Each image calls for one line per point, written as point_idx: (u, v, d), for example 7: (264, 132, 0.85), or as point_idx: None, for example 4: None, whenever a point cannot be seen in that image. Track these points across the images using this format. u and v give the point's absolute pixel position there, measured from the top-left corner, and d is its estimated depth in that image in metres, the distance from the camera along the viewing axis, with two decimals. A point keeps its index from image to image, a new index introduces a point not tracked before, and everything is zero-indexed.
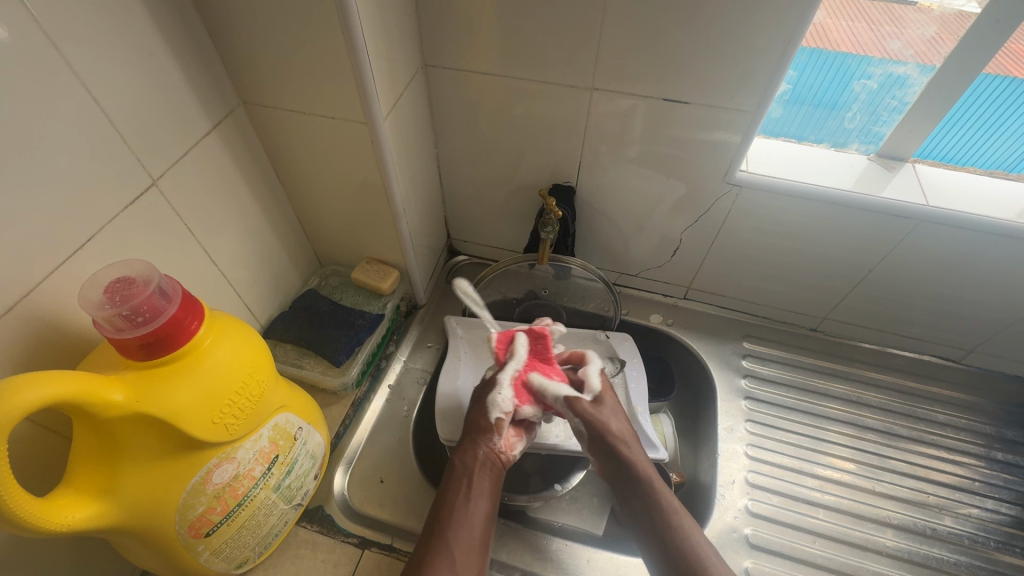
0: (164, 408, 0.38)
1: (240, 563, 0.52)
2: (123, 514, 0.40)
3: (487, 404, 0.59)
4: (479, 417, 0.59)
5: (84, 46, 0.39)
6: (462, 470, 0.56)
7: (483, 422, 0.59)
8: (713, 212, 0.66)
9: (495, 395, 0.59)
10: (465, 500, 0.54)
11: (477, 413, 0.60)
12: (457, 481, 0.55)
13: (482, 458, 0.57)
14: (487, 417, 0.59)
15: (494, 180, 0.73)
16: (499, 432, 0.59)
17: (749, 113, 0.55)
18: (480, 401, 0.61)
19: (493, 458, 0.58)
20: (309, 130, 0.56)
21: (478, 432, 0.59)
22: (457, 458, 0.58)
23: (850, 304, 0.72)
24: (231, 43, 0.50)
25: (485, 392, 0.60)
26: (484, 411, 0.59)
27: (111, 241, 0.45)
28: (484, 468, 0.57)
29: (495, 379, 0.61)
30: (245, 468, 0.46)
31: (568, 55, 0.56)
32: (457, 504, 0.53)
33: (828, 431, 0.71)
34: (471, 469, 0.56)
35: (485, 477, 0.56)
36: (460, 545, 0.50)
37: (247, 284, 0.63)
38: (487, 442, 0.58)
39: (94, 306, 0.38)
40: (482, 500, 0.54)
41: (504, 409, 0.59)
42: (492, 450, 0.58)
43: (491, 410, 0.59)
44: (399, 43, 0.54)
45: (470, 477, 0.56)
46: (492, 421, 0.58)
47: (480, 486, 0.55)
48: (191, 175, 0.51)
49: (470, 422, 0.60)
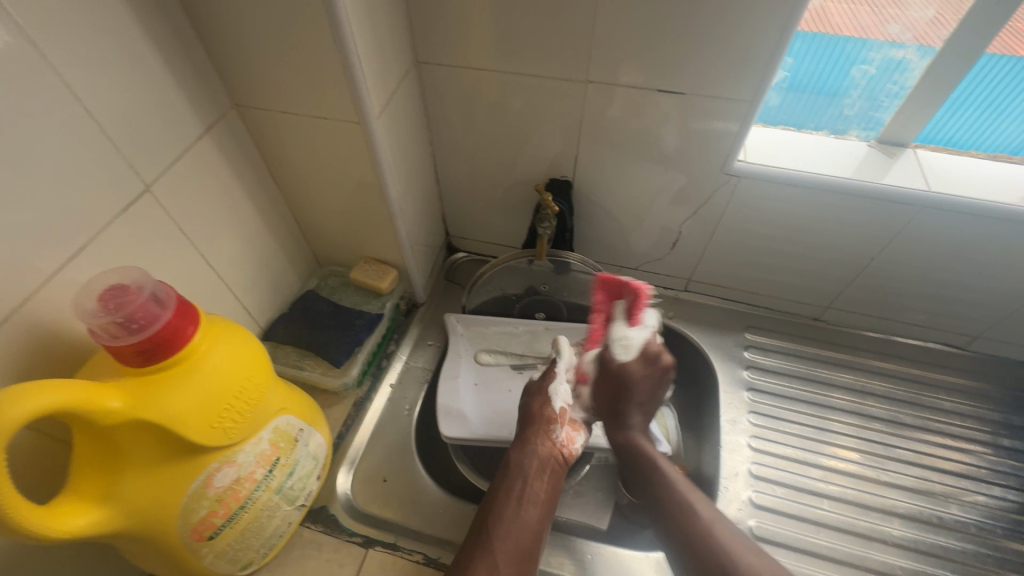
0: (161, 413, 0.38)
1: (245, 565, 0.52)
2: (126, 520, 0.40)
3: (549, 394, 0.62)
4: (540, 411, 0.60)
5: (71, 52, 0.39)
6: (518, 471, 0.57)
7: (548, 413, 0.60)
8: (711, 202, 0.66)
9: (556, 386, 0.62)
10: (517, 506, 0.54)
11: (539, 406, 0.61)
12: (511, 484, 0.56)
13: (542, 459, 0.58)
14: (552, 407, 0.61)
15: (490, 176, 0.72)
16: (561, 424, 0.61)
17: (746, 101, 0.54)
18: (540, 391, 0.62)
19: (554, 454, 0.59)
20: (302, 131, 0.56)
21: (537, 428, 0.60)
22: (516, 458, 0.58)
23: (853, 293, 0.72)
24: (220, 45, 0.50)
25: (544, 384, 0.63)
26: (546, 403, 0.61)
27: (107, 247, 0.45)
28: (541, 470, 0.57)
29: (554, 370, 0.64)
30: (246, 470, 0.46)
31: (560, 46, 0.55)
32: (508, 509, 0.54)
33: (833, 421, 0.71)
34: (528, 472, 0.57)
35: (542, 479, 0.57)
36: (506, 552, 0.51)
37: (244, 286, 0.63)
38: (548, 436, 0.60)
39: (88, 314, 0.38)
40: (535, 508, 0.55)
41: (565, 398, 0.62)
42: (553, 445, 0.59)
43: (554, 400, 0.61)
44: (390, 41, 0.54)
45: (525, 479, 0.56)
46: (556, 411, 0.61)
47: (533, 490, 0.56)
48: (184, 179, 0.51)
49: (530, 416, 0.60)
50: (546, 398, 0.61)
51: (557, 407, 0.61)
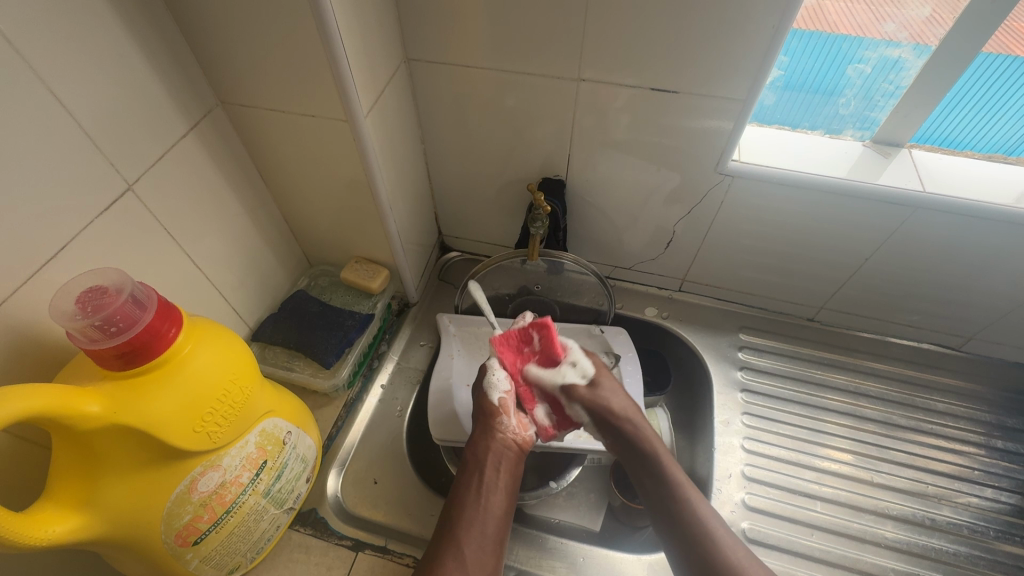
0: (142, 417, 0.38)
1: (232, 569, 0.51)
2: (106, 526, 0.39)
3: (486, 388, 0.61)
4: (486, 405, 0.60)
5: (47, 47, 0.38)
6: (472, 463, 0.57)
7: (488, 406, 0.60)
8: (705, 202, 0.65)
9: (491, 378, 0.61)
10: (476, 496, 0.54)
11: (483, 400, 0.61)
12: (467, 478, 0.56)
13: (496, 449, 0.57)
14: (490, 401, 0.60)
15: (482, 175, 0.72)
16: (506, 414, 0.59)
17: (740, 101, 0.54)
18: (480, 387, 0.62)
19: (507, 444, 0.58)
20: (290, 129, 0.55)
21: (487, 422, 0.59)
22: (470, 452, 0.58)
23: (848, 293, 0.71)
24: (205, 42, 0.49)
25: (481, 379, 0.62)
26: (485, 395, 0.61)
27: (88, 247, 0.44)
28: (496, 461, 0.57)
29: (488, 365, 0.62)
30: (231, 474, 0.45)
31: (552, 44, 0.54)
32: (467, 501, 0.54)
33: (826, 422, 0.70)
34: (483, 464, 0.56)
35: (498, 468, 0.57)
36: (472, 544, 0.51)
37: (232, 286, 0.62)
38: (497, 428, 0.59)
39: (66, 316, 0.37)
40: (496, 497, 0.55)
41: (503, 388, 0.61)
42: (504, 435, 0.58)
43: (491, 392, 0.60)
44: (380, 38, 0.53)
45: (481, 470, 0.56)
46: (494, 403, 0.60)
47: (491, 481, 0.56)
48: (169, 179, 0.50)
49: (479, 411, 0.60)
50: (484, 393, 0.61)
51: (496, 398, 0.60)
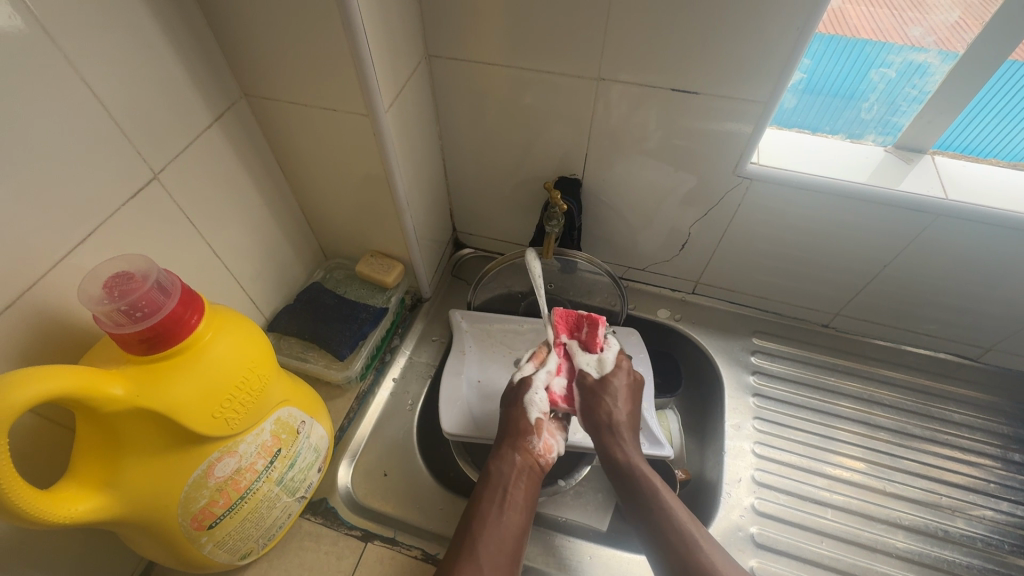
0: (163, 401, 0.38)
1: (244, 555, 0.52)
2: (126, 506, 0.40)
3: (523, 404, 0.59)
4: (516, 422, 0.58)
5: (82, 37, 0.39)
6: (495, 478, 0.56)
7: (521, 424, 0.58)
8: (722, 205, 0.65)
9: (531, 396, 0.59)
10: (497, 513, 0.54)
11: (514, 416, 0.59)
12: (490, 492, 0.55)
13: (519, 466, 0.57)
14: (525, 419, 0.58)
15: (499, 172, 0.72)
16: (537, 434, 0.58)
17: (761, 103, 0.54)
18: (516, 402, 0.60)
19: (531, 464, 0.57)
20: (311, 122, 0.56)
21: (514, 440, 0.58)
22: (494, 466, 0.57)
23: (864, 300, 0.71)
24: (231, 35, 0.50)
25: (518, 395, 0.60)
26: (521, 413, 0.59)
27: (114, 234, 0.45)
28: (519, 479, 0.56)
29: (529, 379, 0.61)
30: (247, 461, 0.46)
31: (574, 43, 0.55)
32: (488, 516, 0.53)
33: (838, 429, 0.70)
34: (507, 481, 0.56)
35: (520, 487, 0.56)
36: (489, 560, 0.50)
37: (251, 277, 0.63)
38: (523, 447, 0.58)
39: (93, 301, 0.37)
40: (517, 512, 0.54)
41: (540, 408, 0.59)
42: (530, 455, 0.57)
43: (527, 410, 0.59)
44: (402, 34, 0.53)
45: (504, 486, 0.55)
46: (529, 423, 0.58)
47: (513, 498, 0.55)
48: (192, 168, 0.51)
49: (507, 427, 0.59)
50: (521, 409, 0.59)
51: (532, 418, 0.59)
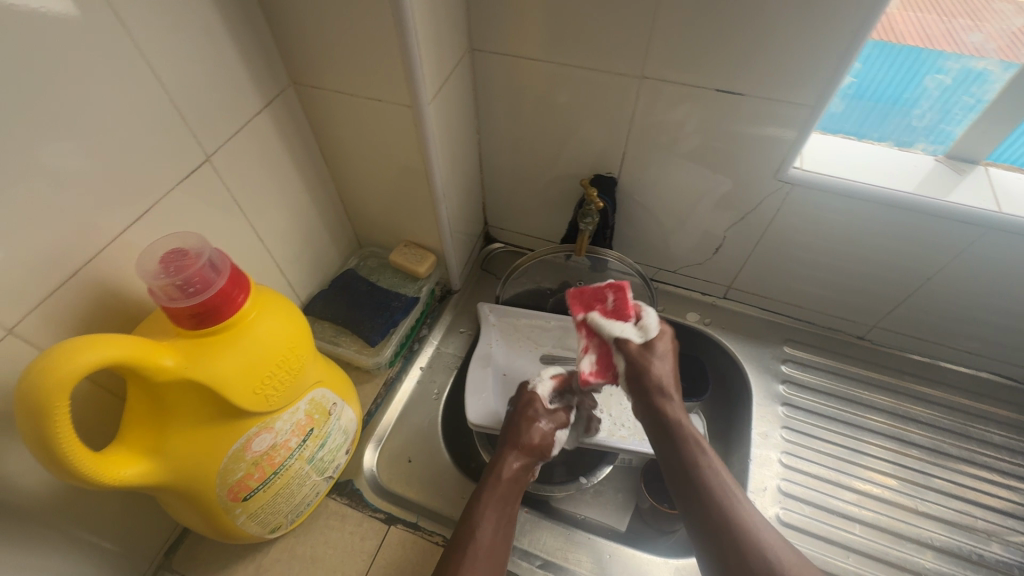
0: (211, 375, 0.40)
1: (273, 529, 0.53)
2: (170, 474, 0.42)
3: (542, 427, 0.61)
4: (531, 439, 0.60)
5: (149, 23, 0.40)
6: (503, 486, 0.56)
7: (535, 444, 0.60)
8: (760, 209, 0.64)
9: (551, 425, 0.62)
10: (499, 518, 0.54)
11: (531, 434, 0.60)
12: (498, 499, 0.55)
13: (520, 477, 0.58)
14: (540, 440, 0.60)
15: (534, 168, 0.72)
16: (543, 456, 0.60)
17: (808, 107, 0.52)
18: (531, 420, 0.61)
19: (527, 479, 0.59)
20: (355, 112, 0.57)
21: (525, 455, 0.59)
22: (502, 474, 0.57)
23: (903, 313, 0.69)
24: (285, 24, 0.51)
25: (540, 415, 0.62)
26: (539, 434, 0.60)
27: (167, 213, 0.47)
28: (518, 490, 0.57)
29: (553, 412, 0.63)
30: (282, 438, 0.48)
31: (618, 41, 0.54)
32: (491, 519, 0.54)
33: (869, 444, 0.68)
34: (512, 492, 0.57)
35: (516, 499, 0.57)
36: (490, 563, 0.51)
37: (289, 260, 0.64)
38: (529, 463, 0.59)
39: (150, 274, 0.39)
40: (512, 521, 0.55)
41: (552, 435, 0.61)
42: (529, 471, 0.59)
43: (545, 432, 0.61)
44: (449, 28, 0.54)
45: (507, 496, 0.56)
46: (543, 444, 0.60)
47: (512, 508, 0.56)
48: (241, 153, 0.53)
49: (520, 441, 0.59)
50: (537, 430, 0.60)
51: (546, 441, 0.61)
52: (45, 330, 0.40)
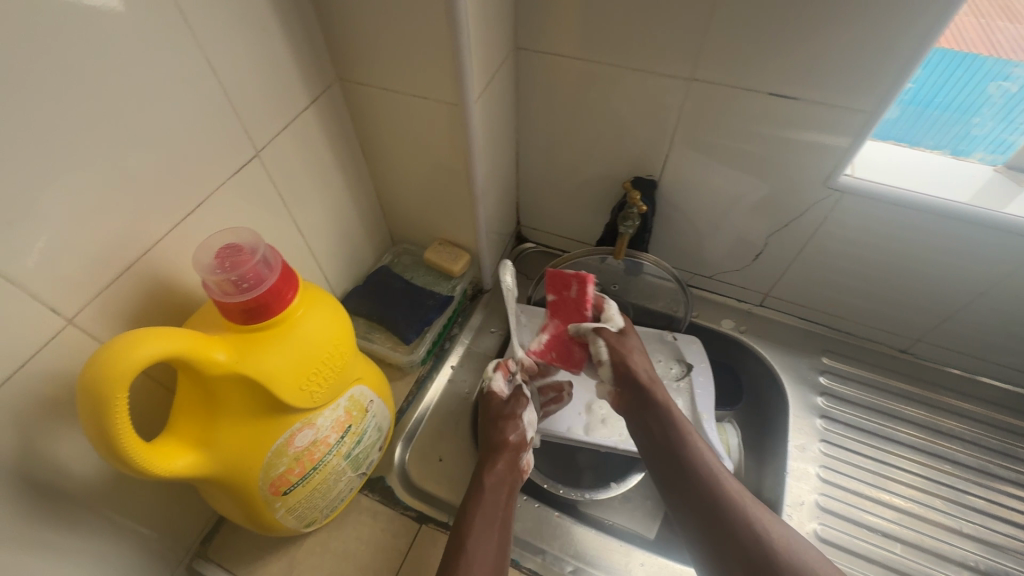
0: (260, 370, 0.40)
1: (308, 523, 0.54)
2: (216, 466, 0.42)
3: (515, 421, 0.62)
4: (507, 438, 0.60)
5: (208, 17, 0.41)
6: (489, 492, 0.56)
7: (512, 441, 0.60)
8: (806, 216, 0.62)
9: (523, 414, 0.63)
10: (488, 526, 0.53)
11: (504, 433, 0.60)
12: (485, 507, 0.54)
13: (505, 478, 0.58)
14: (516, 436, 0.60)
15: (572, 169, 0.71)
16: (523, 451, 0.60)
17: (866, 113, 0.51)
18: (502, 419, 0.62)
19: (513, 479, 0.58)
20: (399, 109, 0.57)
21: (505, 455, 0.59)
22: (486, 482, 0.57)
23: (951, 328, 0.66)
24: (335, 19, 0.51)
25: (511, 412, 0.62)
26: (512, 430, 0.61)
27: (216, 207, 0.47)
28: (505, 493, 0.57)
29: (518, 398, 0.64)
30: (323, 434, 0.48)
31: (670, 41, 0.53)
32: (481, 527, 0.53)
33: (911, 461, 0.66)
34: (499, 495, 0.56)
35: (505, 502, 0.56)
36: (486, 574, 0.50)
37: (327, 256, 0.65)
38: (510, 463, 0.59)
39: (206, 269, 0.39)
40: (503, 525, 0.54)
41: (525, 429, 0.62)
42: (512, 470, 0.59)
43: (519, 428, 0.61)
44: (497, 25, 0.53)
45: (494, 501, 0.55)
46: (518, 440, 0.60)
47: (501, 512, 0.55)
48: (287, 148, 0.53)
49: (495, 442, 0.60)
50: (510, 427, 0.61)
51: (520, 435, 0.61)
52: (102, 322, 0.41)
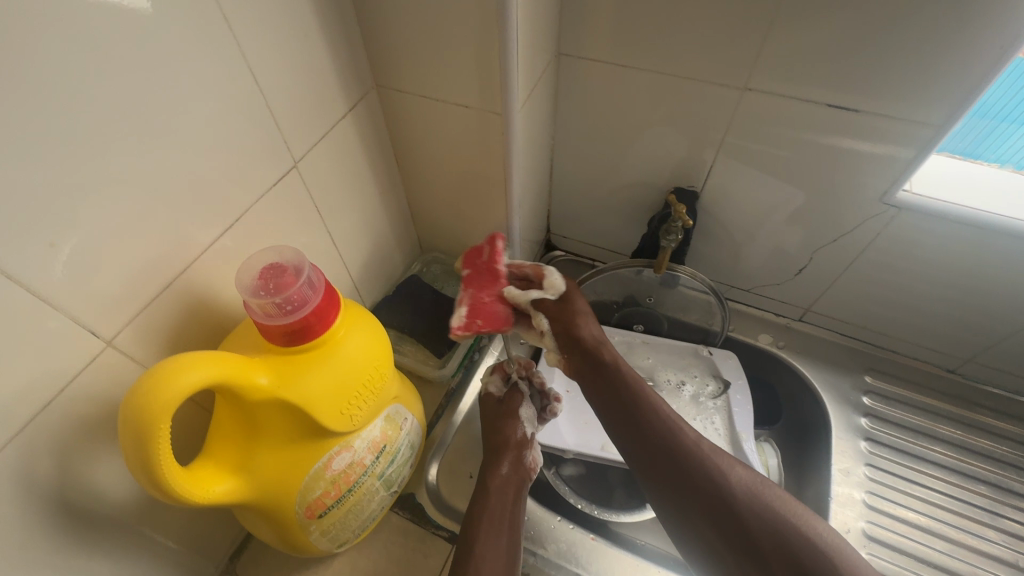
0: (300, 394, 0.39)
1: (341, 544, 0.52)
2: (254, 491, 0.41)
3: (517, 417, 0.58)
4: (512, 437, 0.57)
5: (249, 25, 0.39)
6: (495, 495, 0.52)
7: (516, 438, 0.57)
8: (858, 232, 0.59)
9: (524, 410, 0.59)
10: (494, 529, 0.49)
11: (508, 433, 0.57)
12: (493, 509, 0.51)
13: (512, 479, 0.55)
14: (518, 433, 0.57)
15: (608, 178, 0.69)
16: (529, 449, 0.58)
17: (933, 127, 0.48)
18: (505, 418, 0.58)
19: (520, 479, 0.55)
20: (437, 116, 0.55)
21: (511, 455, 0.56)
22: (493, 485, 0.53)
23: (1008, 350, 0.63)
24: (374, 24, 0.49)
25: (512, 409, 0.59)
26: (515, 428, 0.57)
27: (254, 220, 0.46)
28: (513, 493, 0.54)
29: (518, 395, 0.60)
30: (359, 455, 0.46)
31: (723, 49, 0.51)
32: (486, 530, 0.49)
33: (963, 489, 0.64)
34: (506, 496, 0.53)
35: (512, 503, 0.53)
36: None
37: (358, 266, 0.63)
38: (516, 463, 0.56)
39: (249, 290, 0.38)
40: (513, 529, 0.51)
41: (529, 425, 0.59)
42: (518, 471, 0.56)
43: (522, 424, 0.58)
44: (542, 31, 0.51)
45: (502, 503, 0.52)
46: (522, 438, 0.57)
47: (507, 514, 0.52)
48: (323, 157, 0.51)
49: (501, 442, 0.57)
50: (513, 424, 0.58)
51: (524, 432, 0.57)
52: (142, 342, 0.39)
